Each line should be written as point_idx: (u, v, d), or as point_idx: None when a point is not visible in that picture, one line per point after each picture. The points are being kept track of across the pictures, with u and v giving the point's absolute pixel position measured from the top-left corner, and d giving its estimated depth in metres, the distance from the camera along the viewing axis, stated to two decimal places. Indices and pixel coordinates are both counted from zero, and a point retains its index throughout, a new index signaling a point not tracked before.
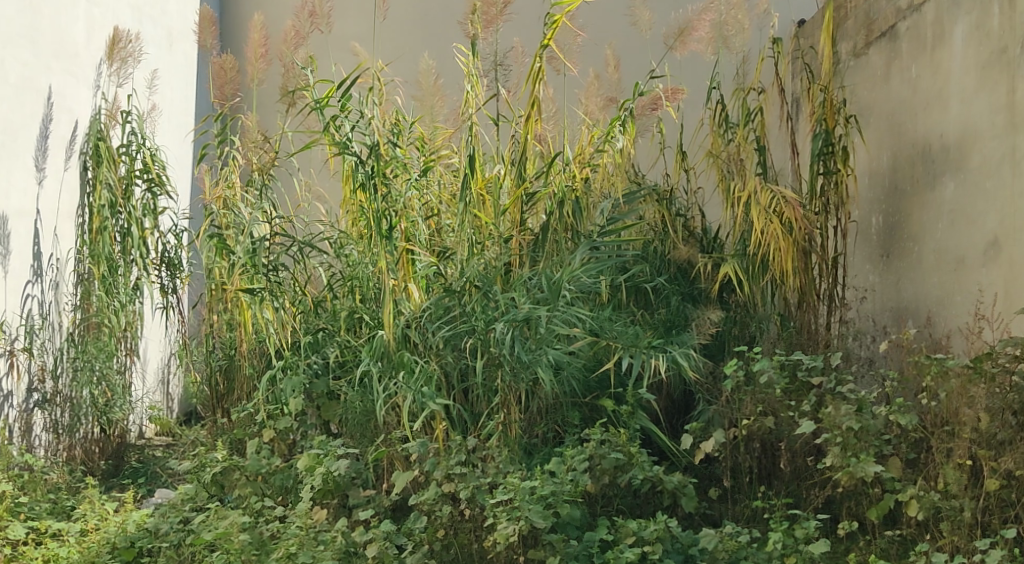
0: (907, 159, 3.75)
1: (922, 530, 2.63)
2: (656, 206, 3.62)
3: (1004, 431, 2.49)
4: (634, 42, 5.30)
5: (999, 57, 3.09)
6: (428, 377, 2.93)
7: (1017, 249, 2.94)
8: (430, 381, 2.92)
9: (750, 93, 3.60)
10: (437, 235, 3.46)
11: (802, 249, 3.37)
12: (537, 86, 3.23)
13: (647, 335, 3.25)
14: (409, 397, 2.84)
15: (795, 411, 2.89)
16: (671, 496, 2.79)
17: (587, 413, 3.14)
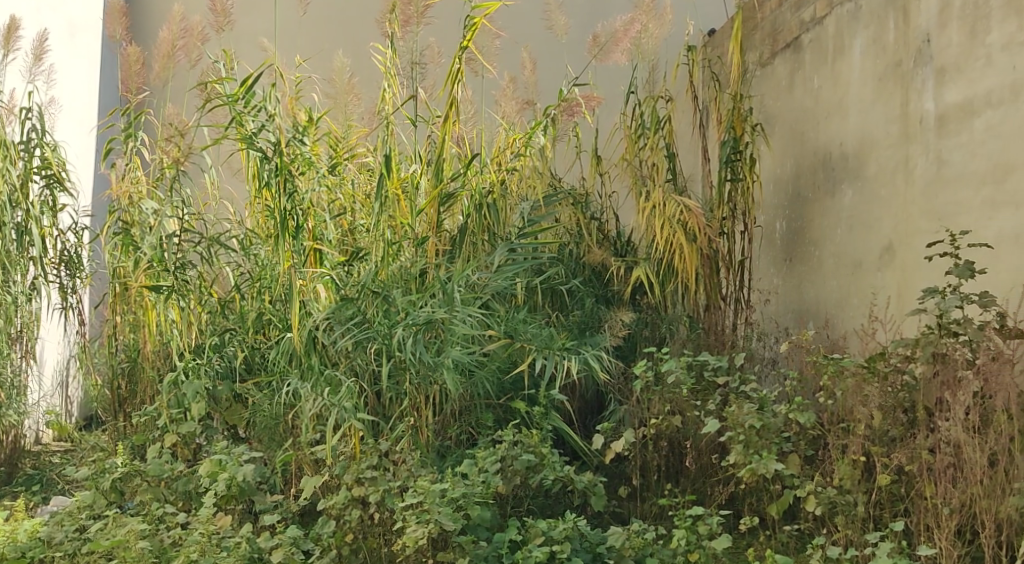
0: (809, 167, 3.89)
1: (818, 524, 2.73)
2: (572, 209, 3.64)
3: (895, 428, 2.64)
4: (551, 47, 5.37)
5: (894, 70, 3.25)
6: (354, 392, 2.87)
7: (910, 253, 3.10)
8: (355, 395, 2.87)
9: (659, 100, 3.66)
10: (348, 235, 3.44)
11: (710, 252, 3.46)
12: (455, 88, 3.20)
13: (561, 336, 3.27)
14: (331, 414, 2.80)
15: (701, 410, 2.98)
16: (581, 495, 2.81)
17: (500, 415, 3.09)
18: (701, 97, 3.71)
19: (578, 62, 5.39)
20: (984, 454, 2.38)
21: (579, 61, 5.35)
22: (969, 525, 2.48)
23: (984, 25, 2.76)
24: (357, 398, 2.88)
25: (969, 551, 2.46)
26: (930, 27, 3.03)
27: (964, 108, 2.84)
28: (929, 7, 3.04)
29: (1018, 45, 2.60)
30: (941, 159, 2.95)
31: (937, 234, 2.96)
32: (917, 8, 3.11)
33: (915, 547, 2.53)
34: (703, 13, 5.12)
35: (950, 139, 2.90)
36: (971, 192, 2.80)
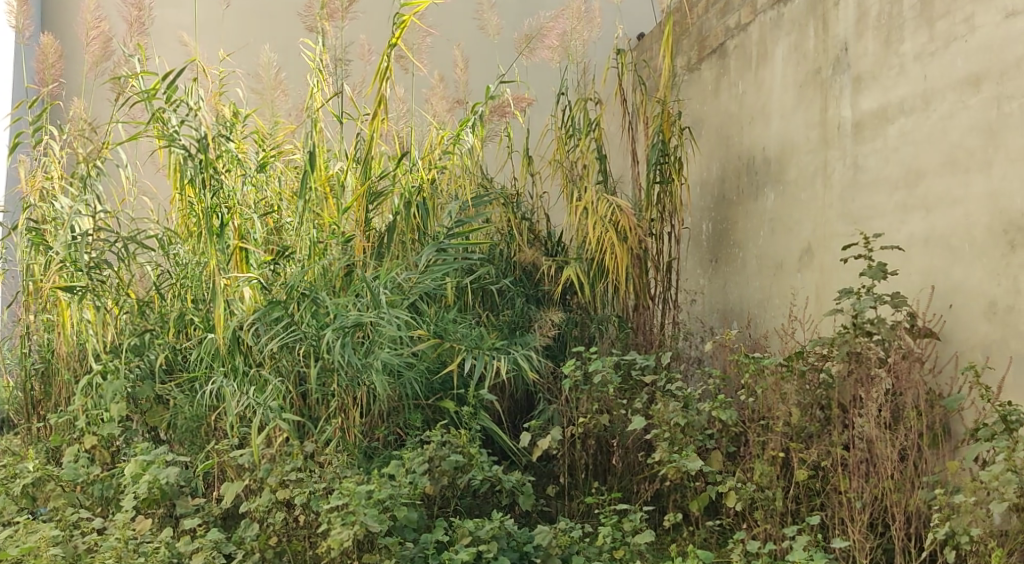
0: (734, 170, 3.99)
1: (739, 520, 2.78)
2: (503, 209, 3.63)
3: (813, 425, 2.70)
4: (482, 46, 5.37)
5: (813, 77, 3.35)
6: (279, 392, 2.84)
7: (828, 255, 3.20)
8: (281, 395, 2.83)
9: (589, 102, 3.67)
10: (275, 233, 3.38)
11: (640, 253, 3.50)
12: (383, 85, 3.16)
13: (491, 336, 3.26)
14: (253, 413, 2.77)
15: (627, 409, 3.00)
16: (508, 494, 2.81)
17: (429, 415, 3.08)
18: (629, 99, 3.76)
19: (509, 62, 5.40)
20: (894, 449, 2.47)
21: (510, 61, 5.37)
22: (880, 519, 2.56)
23: (897, 35, 2.88)
24: (283, 397, 2.84)
25: (880, 543, 2.54)
26: (847, 36, 3.14)
27: (879, 115, 2.96)
28: (846, 16, 3.14)
29: (929, 55, 2.72)
30: (858, 164, 3.06)
31: (853, 237, 3.07)
32: (835, 17, 3.21)
33: (830, 540, 2.61)
34: (632, 17, 5.19)
35: (866, 145, 3.02)
36: (885, 197, 2.93)
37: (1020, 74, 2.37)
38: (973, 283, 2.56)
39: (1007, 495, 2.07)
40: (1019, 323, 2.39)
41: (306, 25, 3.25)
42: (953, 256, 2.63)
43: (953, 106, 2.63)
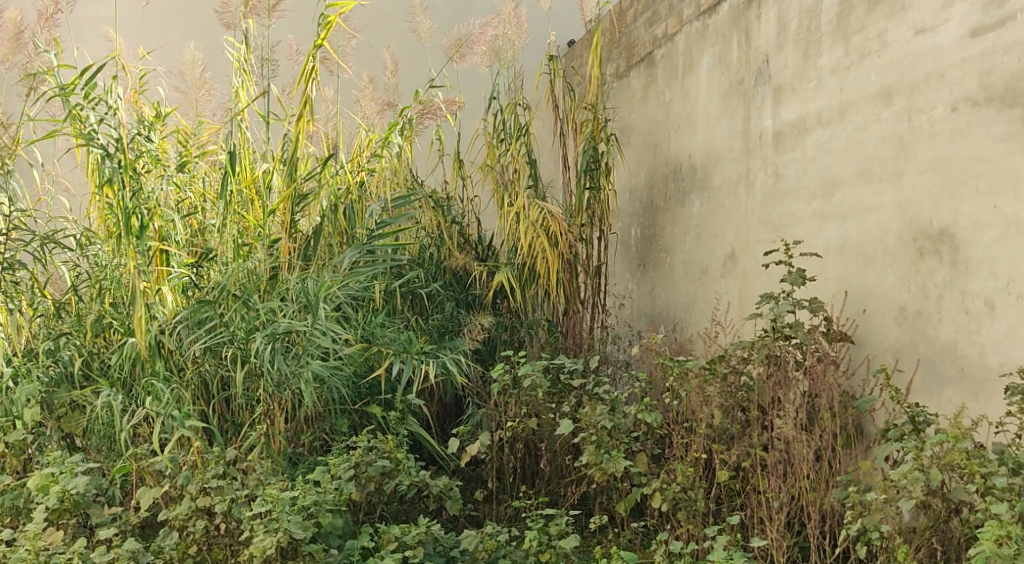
0: (661, 177, 4.06)
1: (663, 521, 2.80)
2: (433, 212, 3.57)
3: (734, 426, 2.78)
4: (411, 50, 5.35)
5: (736, 87, 3.45)
6: (177, 400, 2.79)
7: (749, 261, 3.30)
8: (180, 405, 2.79)
9: (519, 106, 3.69)
10: (199, 235, 3.32)
11: (570, 258, 3.53)
12: (309, 86, 3.12)
13: (420, 340, 3.23)
14: (156, 422, 2.72)
15: (556, 412, 3.02)
16: (435, 500, 2.79)
17: (355, 421, 3.04)
18: (559, 105, 3.79)
19: (439, 65, 5.40)
20: (811, 449, 2.54)
21: (442, 64, 5.37)
22: (797, 517, 2.63)
23: (815, 49, 2.99)
24: (185, 405, 2.79)
25: (797, 541, 2.61)
26: (768, 48, 3.24)
27: (798, 126, 3.06)
28: (767, 28, 3.24)
29: (845, 69, 2.84)
30: (778, 173, 3.17)
31: (773, 244, 3.18)
32: (757, 30, 3.31)
33: (749, 540, 2.66)
34: (561, 26, 5.26)
35: (786, 155, 3.12)
36: (804, 205, 3.04)
37: (930, 89, 2.51)
38: (886, 289, 2.68)
39: (915, 493, 2.14)
40: (928, 327, 2.52)
41: (224, 21, 3.19)
42: (867, 263, 2.75)
43: (867, 118, 2.75)
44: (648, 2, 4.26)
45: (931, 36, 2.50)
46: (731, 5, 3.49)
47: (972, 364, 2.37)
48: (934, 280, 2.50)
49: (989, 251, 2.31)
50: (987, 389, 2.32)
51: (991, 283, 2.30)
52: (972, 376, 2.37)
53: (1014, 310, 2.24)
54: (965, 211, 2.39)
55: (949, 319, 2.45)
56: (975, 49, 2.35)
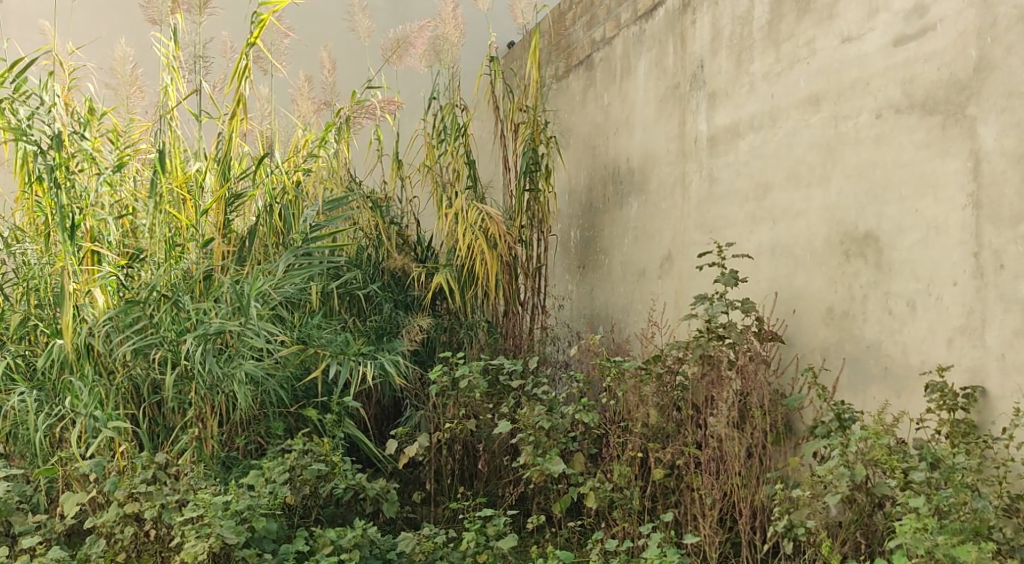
0: (600, 179, 4.10)
1: (599, 519, 2.82)
2: (371, 213, 3.53)
3: (669, 424, 2.83)
4: (349, 49, 5.31)
5: (672, 92, 3.51)
6: (99, 401, 2.73)
7: (685, 263, 3.36)
8: (104, 404, 2.74)
9: (457, 107, 3.69)
10: (131, 236, 3.18)
11: (510, 260, 3.55)
12: (242, 84, 3.10)
13: (358, 340, 3.20)
14: (78, 422, 2.68)
15: (494, 413, 3.02)
16: (372, 502, 2.76)
17: (291, 424, 3.00)
18: (498, 106, 3.80)
19: (378, 66, 5.36)
20: (742, 446, 2.60)
21: (381, 64, 5.34)
22: (729, 514, 2.67)
23: (748, 55, 3.06)
24: (112, 406, 2.74)
25: (729, 537, 2.66)
26: (703, 54, 3.30)
27: (731, 130, 3.13)
28: (701, 34, 3.31)
29: (776, 75, 2.91)
30: (712, 177, 3.23)
31: (707, 246, 3.25)
32: (692, 35, 3.37)
33: (682, 536, 2.70)
34: (500, 27, 5.28)
35: (720, 158, 3.19)
36: (737, 208, 3.11)
37: (856, 96, 2.59)
38: (814, 290, 2.75)
39: (840, 488, 2.21)
40: (854, 327, 2.60)
41: (150, 17, 3.16)
42: (796, 265, 2.83)
43: (796, 124, 2.82)
44: (587, 5, 4.30)
45: (857, 44, 2.58)
46: (667, 10, 3.55)
47: (894, 363, 2.46)
48: (860, 282, 2.57)
49: (911, 253, 2.40)
50: (908, 387, 2.40)
51: (913, 283, 2.39)
52: (895, 374, 2.45)
53: (934, 310, 2.33)
54: (889, 215, 2.47)
55: (873, 320, 2.53)
56: (898, 58, 2.44)
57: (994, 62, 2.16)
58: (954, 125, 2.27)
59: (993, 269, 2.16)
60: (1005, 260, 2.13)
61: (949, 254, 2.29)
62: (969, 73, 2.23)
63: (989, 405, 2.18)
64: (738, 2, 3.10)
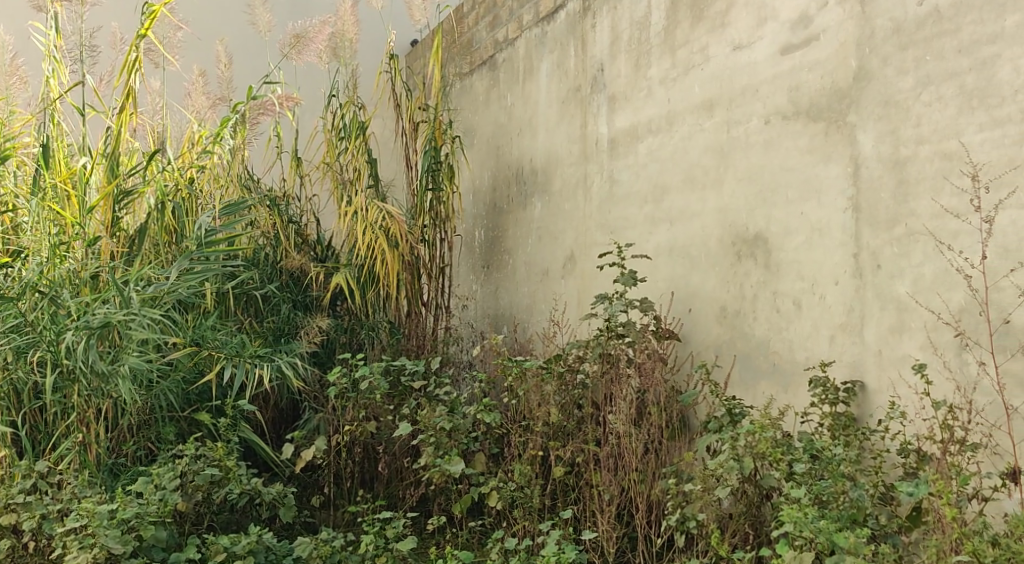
0: (504, 179, 4.12)
1: (499, 519, 2.82)
2: (269, 212, 3.45)
3: (570, 423, 2.85)
4: (246, 43, 5.18)
5: (574, 94, 3.55)
6: None
7: (587, 263, 3.42)
8: None
9: (356, 106, 3.65)
10: (12, 233, 3.02)
11: (411, 260, 3.55)
12: (132, 77, 3.00)
13: (254, 344, 3.11)
14: None
15: (395, 414, 2.99)
16: (269, 507, 2.69)
17: (183, 428, 2.90)
18: (400, 105, 3.77)
19: (277, 61, 5.24)
20: (639, 443, 2.65)
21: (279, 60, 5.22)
22: (626, 508, 2.72)
23: (645, 60, 3.13)
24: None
25: (626, 532, 2.70)
26: (603, 58, 3.36)
27: (630, 133, 3.20)
28: (601, 38, 3.37)
29: (672, 81, 2.99)
30: (613, 179, 3.29)
31: (608, 246, 3.30)
32: (592, 39, 3.43)
33: (580, 532, 2.72)
34: (401, 26, 5.25)
35: (621, 161, 3.25)
36: (636, 210, 3.17)
37: (747, 102, 2.68)
38: (708, 290, 2.84)
39: (730, 480, 2.27)
40: (744, 326, 2.70)
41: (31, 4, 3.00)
42: (691, 265, 2.91)
43: (691, 128, 2.90)
44: (489, 5, 4.30)
45: (747, 52, 2.68)
46: (568, 14, 3.59)
47: (782, 359, 2.55)
48: (751, 281, 2.66)
49: (797, 254, 2.50)
50: (794, 383, 2.50)
51: (798, 283, 2.49)
52: (782, 370, 2.55)
53: (818, 308, 2.43)
54: (776, 217, 2.57)
55: (762, 318, 2.62)
56: (785, 66, 2.54)
57: (872, 72, 2.27)
58: (836, 131, 2.37)
59: (871, 269, 2.27)
60: (882, 260, 2.24)
61: (831, 255, 2.39)
62: (849, 82, 2.34)
63: (867, 398, 2.29)
64: (636, 8, 3.17)
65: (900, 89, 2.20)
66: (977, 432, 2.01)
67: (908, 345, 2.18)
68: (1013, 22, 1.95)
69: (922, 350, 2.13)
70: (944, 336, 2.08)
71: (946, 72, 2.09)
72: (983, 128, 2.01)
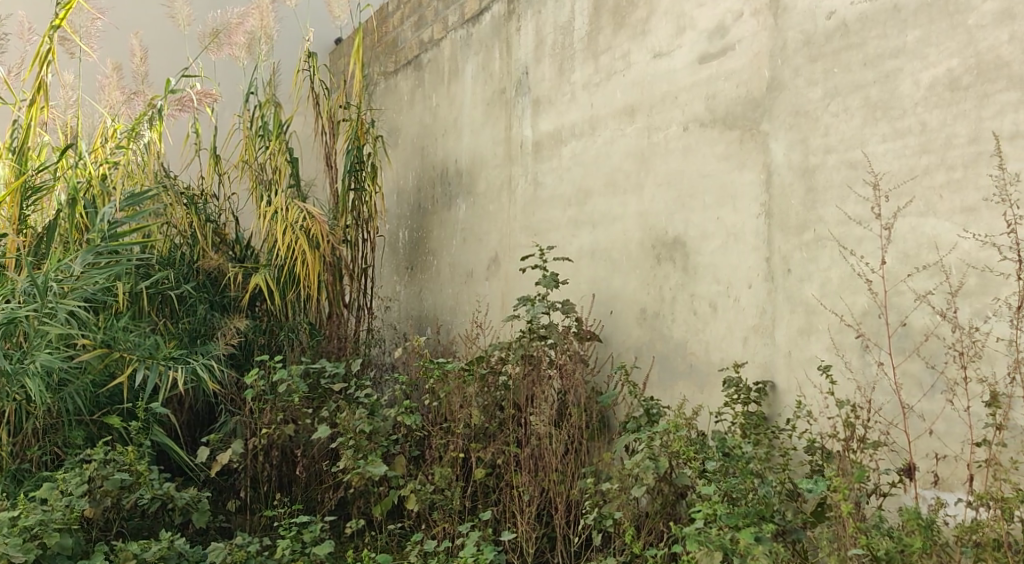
0: (429, 180, 4.11)
1: (419, 521, 2.81)
2: (185, 210, 3.35)
3: (491, 424, 2.86)
4: (163, 36, 5.04)
5: (498, 96, 3.58)
6: None
7: (511, 265, 3.44)
8: None
9: (275, 104, 3.62)
10: None
11: (332, 260, 3.54)
12: (44, 70, 2.89)
13: (169, 345, 3.04)
14: None
15: (314, 417, 2.96)
16: (181, 513, 2.62)
17: (93, 432, 2.81)
18: (319, 104, 3.75)
19: (195, 55, 5.13)
20: (559, 444, 2.67)
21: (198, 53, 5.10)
22: (546, 509, 2.73)
23: (569, 64, 3.16)
24: None
25: (545, 532, 2.70)
26: (527, 61, 3.39)
27: (554, 137, 3.23)
28: (526, 42, 3.40)
29: (595, 86, 3.04)
30: (537, 182, 3.32)
31: (531, 249, 3.34)
32: (517, 42, 3.45)
33: (500, 533, 2.72)
34: (321, 23, 5.20)
35: (545, 164, 3.28)
36: (559, 212, 3.21)
37: (666, 108, 2.73)
38: (629, 292, 2.88)
39: (646, 480, 2.28)
40: (662, 327, 2.75)
41: None
42: (613, 268, 2.95)
43: (614, 133, 2.95)
44: (414, 5, 4.28)
45: (667, 60, 2.73)
46: (493, 16, 3.61)
47: (698, 360, 2.61)
48: (669, 285, 2.72)
49: (713, 258, 2.56)
50: (709, 383, 2.57)
51: (714, 286, 2.55)
52: (698, 371, 2.61)
53: (732, 310, 2.49)
54: (694, 222, 2.63)
55: (680, 320, 2.68)
56: (702, 74, 2.60)
57: (783, 83, 2.35)
58: (750, 139, 2.44)
59: (782, 273, 2.35)
60: (792, 265, 2.32)
61: (745, 259, 2.46)
62: (762, 91, 2.41)
63: (777, 398, 2.36)
64: (560, 12, 3.21)
65: (810, 100, 2.27)
66: (876, 430, 2.10)
67: (816, 347, 2.25)
68: (914, 38, 2.04)
69: (828, 352, 2.21)
70: (848, 338, 2.16)
71: (852, 84, 2.17)
72: (886, 138, 2.09)
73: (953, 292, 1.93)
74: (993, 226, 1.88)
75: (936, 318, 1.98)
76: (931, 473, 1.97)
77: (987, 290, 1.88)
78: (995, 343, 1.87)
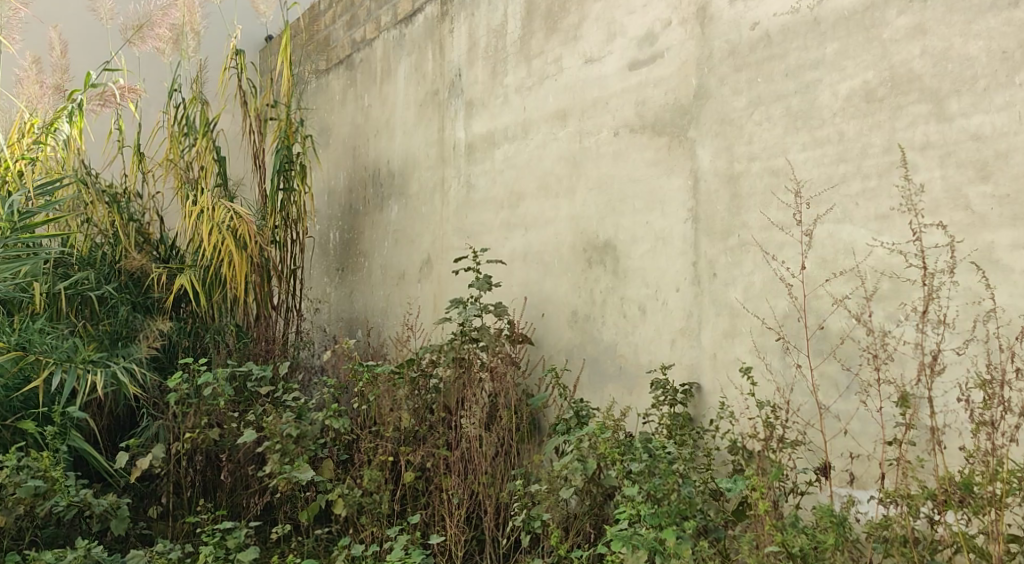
0: (361, 180, 4.08)
1: (347, 525, 2.78)
2: (107, 209, 3.24)
3: (421, 427, 2.84)
4: (87, 28, 4.89)
5: (431, 97, 3.57)
6: None
7: (443, 267, 3.44)
8: None
9: (201, 101, 3.56)
10: None
11: (261, 262, 3.48)
12: None
13: (87, 348, 2.94)
14: None
15: (240, 421, 2.90)
16: (99, 520, 2.53)
17: (5, 439, 2.69)
18: (247, 101, 3.69)
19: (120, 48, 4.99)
20: (489, 446, 2.67)
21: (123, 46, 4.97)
22: (475, 511, 2.73)
23: (502, 67, 3.18)
24: None
25: (473, 535, 2.70)
26: (460, 63, 3.39)
27: (487, 139, 3.24)
28: (459, 44, 3.40)
29: (527, 89, 3.06)
30: (469, 184, 3.32)
31: (464, 251, 3.34)
32: (451, 44, 3.45)
33: (428, 537, 2.72)
34: (248, 19, 5.11)
35: (477, 166, 3.28)
36: (492, 214, 3.21)
37: (597, 113, 2.77)
38: (560, 295, 2.91)
39: (574, 482, 2.31)
40: (593, 330, 2.78)
41: None
42: (545, 271, 2.97)
43: (546, 136, 2.97)
44: (347, 4, 4.24)
45: (598, 66, 2.77)
46: (426, 17, 3.61)
47: (627, 362, 2.65)
48: (599, 288, 2.75)
49: (642, 262, 2.60)
50: (637, 385, 2.60)
51: (643, 289, 2.59)
52: (627, 373, 2.64)
53: (660, 313, 2.54)
54: (623, 226, 2.67)
55: (610, 322, 2.71)
56: (632, 81, 2.64)
57: (709, 91, 2.40)
58: (677, 146, 2.49)
59: (708, 277, 2.40)
60: (717, 269, 2.37)
61: (672, 263, 2.50)
62: (690, 99, 2.46)
63: (703, 399, 2.41)
64: (493, 15, 3.22)
65: (735, 108, 2.33)
66: (794, 430, 2.16)
67: (738, 349, 2.31)
68: (833, 50, 2.11)
69: (749, 354, 2.27)
70: (769, 341, 2.22)
71: (775, 94, 2.23)
72: (806, 147, 2.16)
73: (867, 297, 2.00)
74: (903, 234, 1.96)
75: (851, 322, 2.04)
76: (846, 471, 2.04)
77: (898, 294, 1.95)
78: (905, 346, 1.94)
